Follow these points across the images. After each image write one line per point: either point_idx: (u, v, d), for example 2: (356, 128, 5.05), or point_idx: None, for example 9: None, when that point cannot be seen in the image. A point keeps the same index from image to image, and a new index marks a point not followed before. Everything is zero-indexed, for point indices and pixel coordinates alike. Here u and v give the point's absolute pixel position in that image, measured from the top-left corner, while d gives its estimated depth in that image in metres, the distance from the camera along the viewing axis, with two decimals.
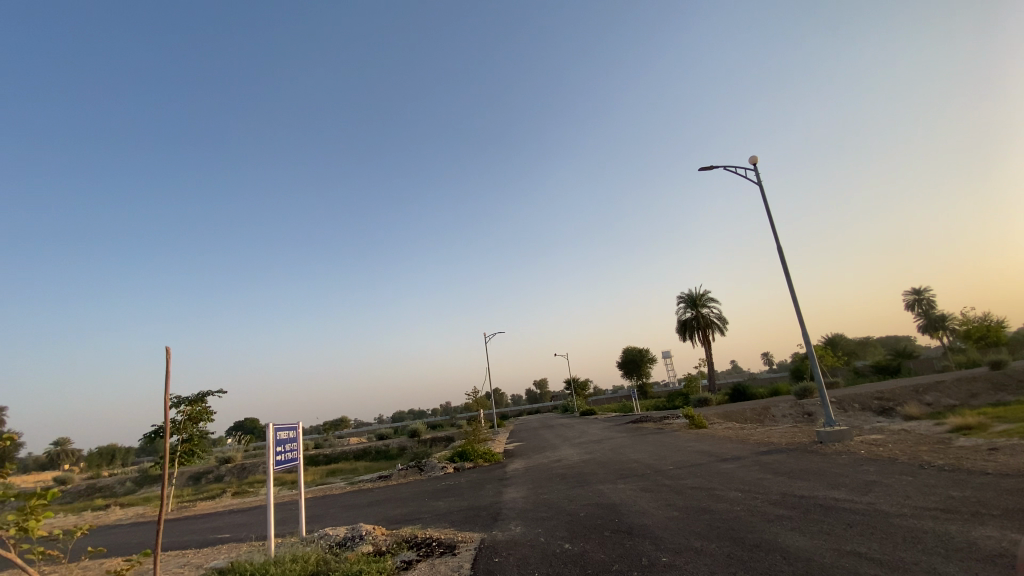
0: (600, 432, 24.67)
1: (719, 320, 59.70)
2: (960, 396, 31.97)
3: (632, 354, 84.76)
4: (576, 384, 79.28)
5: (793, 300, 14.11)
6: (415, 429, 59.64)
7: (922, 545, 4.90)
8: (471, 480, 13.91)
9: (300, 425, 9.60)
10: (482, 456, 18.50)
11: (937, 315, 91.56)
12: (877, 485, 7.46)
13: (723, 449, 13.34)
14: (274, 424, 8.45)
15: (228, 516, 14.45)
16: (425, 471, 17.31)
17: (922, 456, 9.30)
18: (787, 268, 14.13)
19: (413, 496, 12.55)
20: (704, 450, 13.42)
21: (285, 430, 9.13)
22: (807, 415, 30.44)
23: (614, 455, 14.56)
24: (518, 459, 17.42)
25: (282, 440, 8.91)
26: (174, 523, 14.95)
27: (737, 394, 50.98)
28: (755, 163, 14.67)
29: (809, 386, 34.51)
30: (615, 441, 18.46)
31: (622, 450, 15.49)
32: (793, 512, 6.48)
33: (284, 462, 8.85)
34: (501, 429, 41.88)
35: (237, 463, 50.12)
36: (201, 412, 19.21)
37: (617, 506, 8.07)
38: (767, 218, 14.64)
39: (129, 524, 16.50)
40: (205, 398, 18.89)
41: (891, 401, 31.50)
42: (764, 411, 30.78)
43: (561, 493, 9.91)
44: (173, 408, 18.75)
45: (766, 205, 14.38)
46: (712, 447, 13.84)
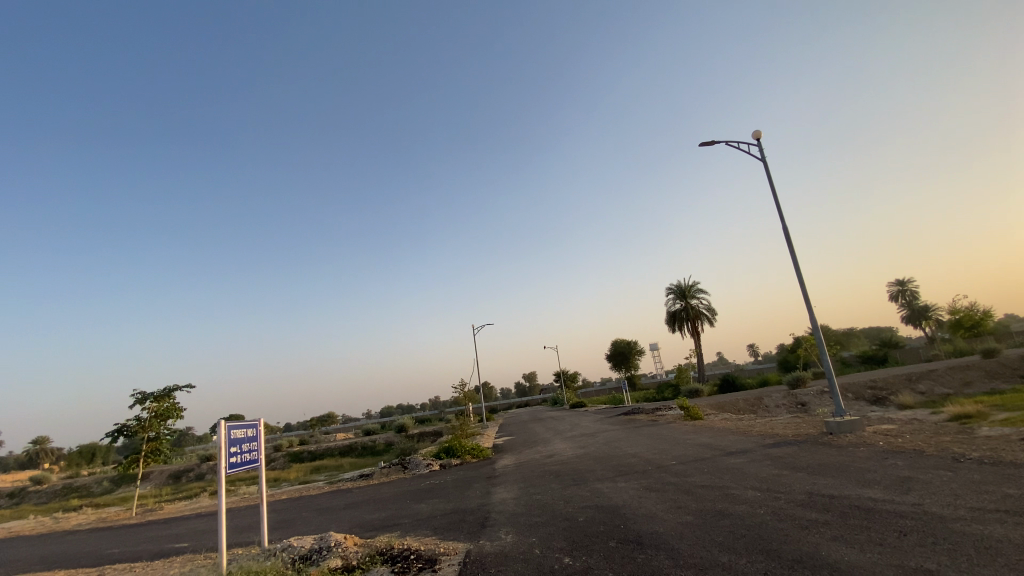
0: (592, 425, 23.83)
1: (708, 311, 59.22)
2: (953, 385, 31.73)
3: (621, 346, 84.45)
4: (565, 377, 78.51)
5: (800, 283, 13.23)
6: (401, 425, 58.56)
7: (1005, 560, 4.03)
8: (456, 479, 12.91)
9: (263, 424, 8.47)
10: (470, 452, 17.53)
11: (921, 306, 92.33)
12: (914, 482, 6.60)
13: (727, 442, 12.47)
14: (228, 422, 7.34)
15: (192, 520, 13.34)
16: (409, 469, 16.28)
17: (951, 447, 8.55)
18: (794, 248, 13.31)
19: (393, 498, 11.50)
20: (707, 444, 12.53)
21: (245, 428, 8.00)
22: (801, 405, 29.95)
23: (610, 449, 13.69)
24: (508, 455, 16.48)
25: (238, 441, 7.74)
26: (134, 529, 13.76)
27: (727, 385, 50.57)
28: (759, 138, 13.75)
29: (802, 376, 34.06)
30: (609, 435, 17.56)
31: (617, 444, 14.64)
32: (829, 517, 5.58)
33: (242, 465, 7.72)
34: (489, 423, 40.98)
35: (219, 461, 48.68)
36: (167, 408, 18.07)
37: (620, 510, 7.12)
38: (771, 197, 13.79)
39: (89, 529, 15.29)
40: (172, 392, 17.78)
41: (884, 390, 31.16)
42: (759, 402, 30.17)
43: (556, 493, 8.96)
44: (137, 405, 17.55)
45: (771, 183, 13.46)
46: (714, 440, 13.00)
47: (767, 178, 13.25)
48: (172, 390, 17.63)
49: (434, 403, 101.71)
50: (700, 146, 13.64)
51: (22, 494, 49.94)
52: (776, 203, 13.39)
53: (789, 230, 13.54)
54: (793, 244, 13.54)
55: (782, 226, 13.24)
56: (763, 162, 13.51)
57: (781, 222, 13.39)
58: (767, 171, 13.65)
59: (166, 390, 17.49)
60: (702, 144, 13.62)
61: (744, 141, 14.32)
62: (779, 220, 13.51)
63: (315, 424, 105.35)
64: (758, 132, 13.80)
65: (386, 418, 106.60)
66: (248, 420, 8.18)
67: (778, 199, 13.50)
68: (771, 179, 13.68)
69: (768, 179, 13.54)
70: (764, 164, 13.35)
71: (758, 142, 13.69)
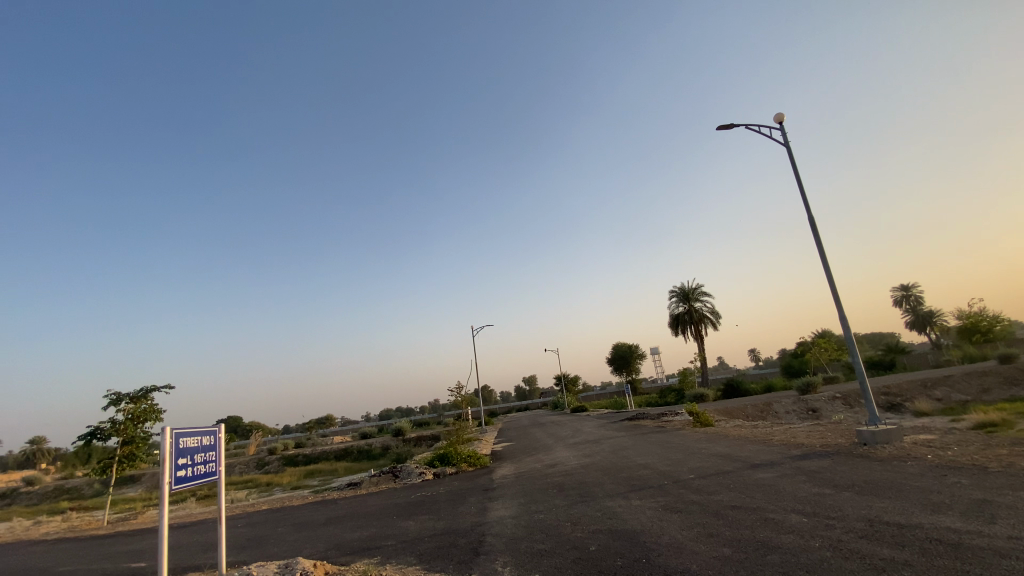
0: (595, 431, 22.67)
1: (712, 314, 58.09)
2: (970, 391, 30.55)
3: (622, 350, 83.24)
4: (566, 380, 77.26)
5: (829, 279, 12.08)
6: (399, 428, 57.30)
7: None
8: (450, 491, 11.77)
9: (224, 430, 7.24)
10: (466, 460, 16.38)
11: (926, 312, 91.05)
12: (996, 507, 5.49)
13: (749, 452, 11.35)
14: (173, 430, 6.16)
15: (160, 534, 12.20)
16: (400, 478, 15.10)
17: (1015, 463, 7.46)
18: (821, 239, 12.21)
19: (378, 513, 10.34)
20: (727, 454, 11.38)
21: (200, 437, 6.76)
22: (812, 411, 28.85)
23: (618, 459, 12.55)
24: (507, 463, 15.33)
25: (188, 451, 6.49)
26: (98, 542, 12.59)
27: (732, 390, 49.38)
28: (782, 121, 12.66)
29: (812, 381, 32.89)
30: (616, 443, 16.42)
31: (625, 453, 13.48)
32: (908, 555, 4.46)
33: (191, 480, 6.45)
34: (487, 427, 39.74)
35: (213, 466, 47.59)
36: (145, 410, 17.01)
37: (640, 537, 6.00)
38: (795, 184, 12.71)
39: (53, 539, 14.11)
40: (150, 393, 16.73)
41: (899, 397, 29.96)
42: (768, 408, 29.06)
43: (562, 512, 7.83)
44: (112, 407, 16.47)
45: (796, 169, 12.34)
46: (733, 450, 11.88)
47: (792, 163, 12.14)
48: (150, 391, 16.58)
49: (433, 407, 100.44)
50: (718, 128, 12.54)
51: (10, 496, 48.73)
52: (802, 192, 12.24)
53: (815, 221, 12.41)
54: (819, 237, 12.41)
55: (808, 216, 12.10)
56: (787, 146, 12.39)
57: (807, 212, 12.26)
58: (791, 156, 12.54)
59: (144, 391, 16.43)
60: (720, 127, 12.52)
61: (765, 124, 13.23)
62: (804, 210, 12.37)
63: (313, 426, 104.12)
64: (780, 115, 12.71)
65: (386, 421, 105.30)
66: (204, 426, 6.94)
67: (802, 188, 12.37)
68: (795, 165, 12.57)
69: (792, 165, 12.44)
70: (787, 149, 12.25)
71: (781, 125, 12.59)
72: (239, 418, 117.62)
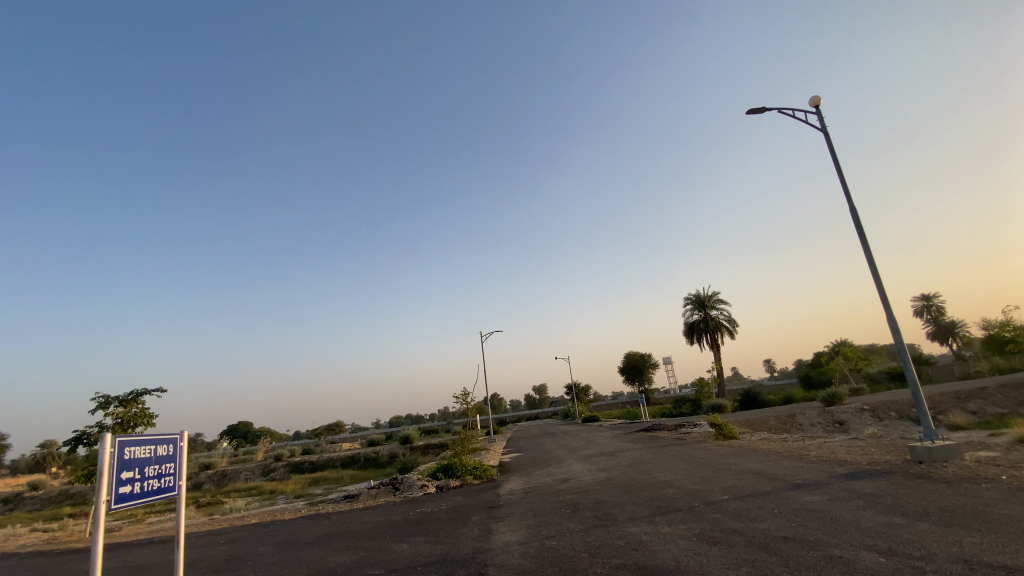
0: (610, 442, 21.41)
1: (729, 322, 56.50)
2: (1006, 404, 28.76)
3: (634, 359, 81.59)
4: (577, 390, 75.81)
5: (875, 276, 10.87)
6: (406, 436, 56.18)
7: None
8: (453, 507, 10.71)
9: (187, 438, 6.19)
10: (471, 473, 15.29)
11: (948, 322, 88.23)
12: None
13: (787, 469, 10.13)
14: (118, 438, 5.18)
15: (135, 551, 11.19)
16: (400, 491, 13.99)
17: None
18: (865, 233, 11.02)
19: (370, 533, 9.27)
20: (762, 471, 10.16)
21: (157, 446, 5.75)
22: (838, 424, 27.34)
23: (638, 475, 11.40)
24: (515, 477, 14.20)
25: (138, 463, 5.48)
26: (73, 556, 11.67)
27: (750, 401, 47.71)
28: (819, 104, 11.54)
29: (838, 392, 31.32)
30: (634, 456, 15.23)
31: (645, 469, 12.30)
32: None
33: (139, 497, 5.42)
34: (496, 437, 38.49)
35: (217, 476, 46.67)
36: (134, 414, 16.21)
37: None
38: (836, 172, 11.56)
39: (28, 552, 13.20)
40: (140, 396, 15.96)
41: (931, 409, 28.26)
42: (791, 420, 27.62)
43: (579, 540, 6.68)
44: (100, 410, 15.69)
45: (836, 156, 11.19)
46: (769, 467, 10.64)
47: (832, 149, 11.00)
48: (142, 394, 15.90)
49: (442, 414, 99.47)
50: (748, 112, 11.44)
51: (15, 500, 48.28)
52: (842, 180, 11.10)
53: (858, 213, 11.24)
54: (863, 230, 11.22)
55: (851, 206, 10.91)
56: (825, 131, 11.25)
57: (848, 203, 11.09)
58: (829, 142, 11.38)
59: (136, 394, 15.75)
60: (752, 110, 11.44)
61: (799, 109, 12.08)
62: (846, 201, 11.18)
63: (322, 432, 103.40)
64: (817, 97, 11.57)
65: (394, 428, 104.47)
66: (164, 432, 5.93)
67: (843, 176, 11.18)
68: (834, 152, 11.41)
69: (832, 152, 11.31)
70: (826, 133, 11.11)
71: (818, 109, 11.47)
72: (250, 423, 117.52)
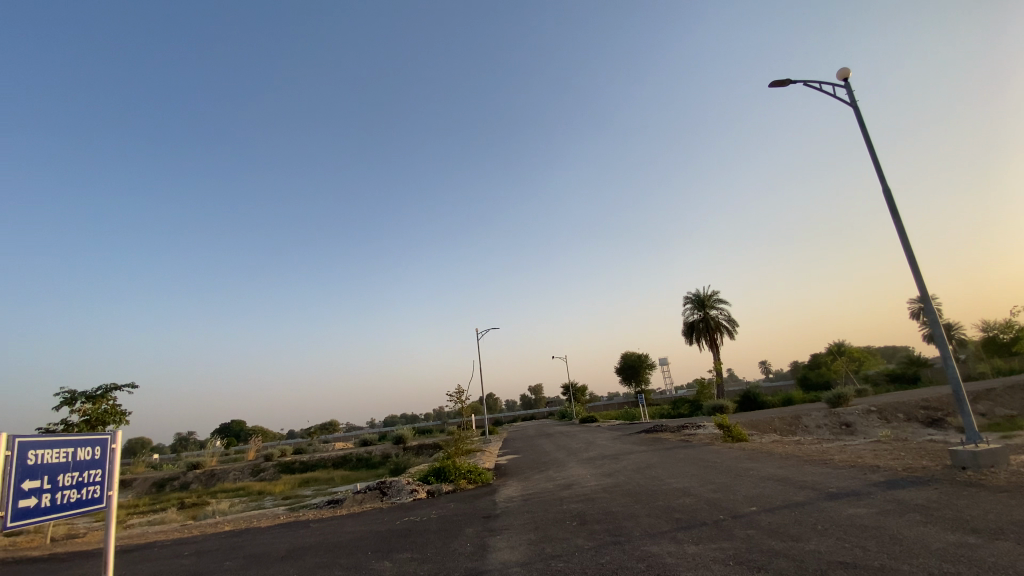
0: (612, 444, 20.41)
1: (728, 322, 55.72)
2: (1016, 407, 27.94)
3: (631, 359, 80.67)
4: (573, 390, 74.75)
5: (912, 263, 9.90)
6: (399, 436, 54.99)
7: None
8: (445, 516, 9.68)
9: (120, 439, 5.18)
10: (465, 477, 14.25)
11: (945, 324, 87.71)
12: None
13: (815, 477, 9.12)
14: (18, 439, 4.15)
15: (92, 562, 10.13)
16: (387, 497, 12.90)
17: None
18: (900, 215, 10.06)
19: (348, 548, 8.22)
20: (787, 478, 9.17)
21: (78, 449, 4.74)
22: (846, 426, 26.47)
23: (648, 481, 10.41)
24: (513, 481, 13.20)
25: (47, 471, 4.44)
26: (22, 565, 10.58)
27: (749, 402, 46.87)
28: (847, 78, 10.62)
29: (844, 393, 30.42)
30: (640, 460, 14.21)
31: (654, 474, 11.30)
32: None
33: (48, 512, 4.40)
34: (492, 438, 37.50)
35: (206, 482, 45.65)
36: (103, 412, 15.14)
37: None
38: (866, 150, 10.64)
39: None
40: (111, 392, 14.91)
41: (940, 411, 27.41)
42: (796, 421, 26.73)
43: (589, 561, 5.65)
44: (66, 407, 14.59)
45: (867, 132, 10.27)
46: (793, 473, 9.65)
47: (863, 123, 10.10)
48: (113, 390, 14.86)
49: (437, 414, 98.26)
50: (771, 84, 10.50)
51: None
52: (874, 156, 10.17)
53: (891, 193, 10.29)
54: (897, 213, 10.26)
55: (885, 187, 9.99)
56: (856, 104, 10.32)
57: (881, 182, 10.14)
58: (859, 117, 10.42)
59: (106, 389, 14.74)
60: (774, 82, 10.52)
61: (825, 83, 11.14)
62: (878, 181, 10.23)
63: (315, 432, 101.84)
64: (845, 70, 10.66)
65: (388, 428, 103.32)
66: (90, 434, 4.92)
67: (875, 155, 10.23)
68: (865, 129, 10.45)
69: (862, 128, 10.40)
70: (856, 107, 10.19)
71: (846, 82, 10.57)
72: (243, 421, 116.03)
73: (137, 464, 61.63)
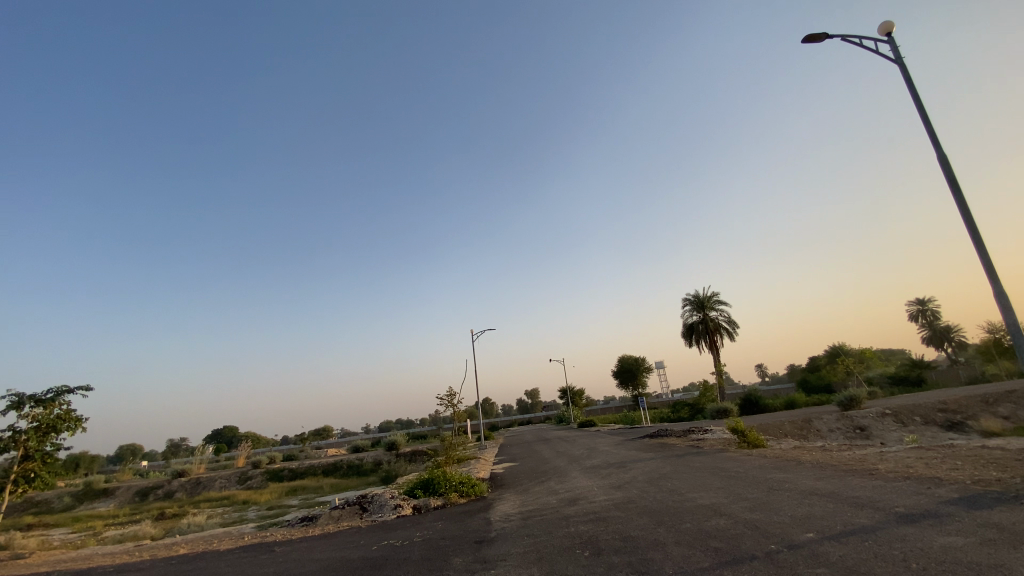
0: (618, 451, 18.99)
1: (729, 324, 54.43)
2: None
3: (628, 363, 79.37)
4: (571, 393, 73.18)
5: (977, 242, 8.51)
6: (392, 442, 53.33)
7: None
8: (431, 540, 8.23)
9: None
10: (456, 490, 12.76)
11: (943, 327, 86.79)
12: None
13: (867, 493, 7.70)
14: None
15: None
16: (367, 514, 11.38)
17: None
18: (960, 186, 8.69)
19: None
20: (835, 494, 7.74)
21: None
22: (860, 430, 25.09)
23: (669, 497, 8.96)
24: (510, 494, 11.75)
25: None
26: None
27: (752, 405, 45.48)
28: (891, 32, 9.30)
29: (856, 395, 29.06)
30: (651, 470, 12.73)
31: (673, 488, 9.88)
32: None
33: None
34: (488, 443, 35.97)
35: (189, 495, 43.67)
36: (56, 418, 13.66)
37: None
38: (917, 113, 9.33)
39: None
40: (65, 396, 13.46)
41: (959, 414, 26.09)
42: (807, 425, 25.39)
43: None
44: (12, 412, 13.10)
45: (916, 91, 8.97)
46: (839, 487, 8.23)
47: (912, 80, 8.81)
48: (65, 393, 13.38)
49: (432, 419, 96.42)
50: (804, 40, 9.22)
51: None
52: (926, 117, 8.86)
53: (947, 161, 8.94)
54: (954, 184, 8.89)
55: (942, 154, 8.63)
56: (902, 62, 9.04)
57: (936, 148, 8.80)
58: (907, 76, 9.09)
59: (58, 392, 13.28)
60: (808, 37, 9.22)
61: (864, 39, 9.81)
62: (931, 149, 8.86)
63: (308, 437, 99.85)
64: (889, 24, 9.34)
65: (382, 433, 101.18)
66: None
67: (927, 120, 8.90)
68: (913, 90, 9.13)
69: (911, 87, 9.09)
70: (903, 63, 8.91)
71: (890, 36, 9.26)
72: (235, 426, 113.97)
73: (122, 472, 59.47)
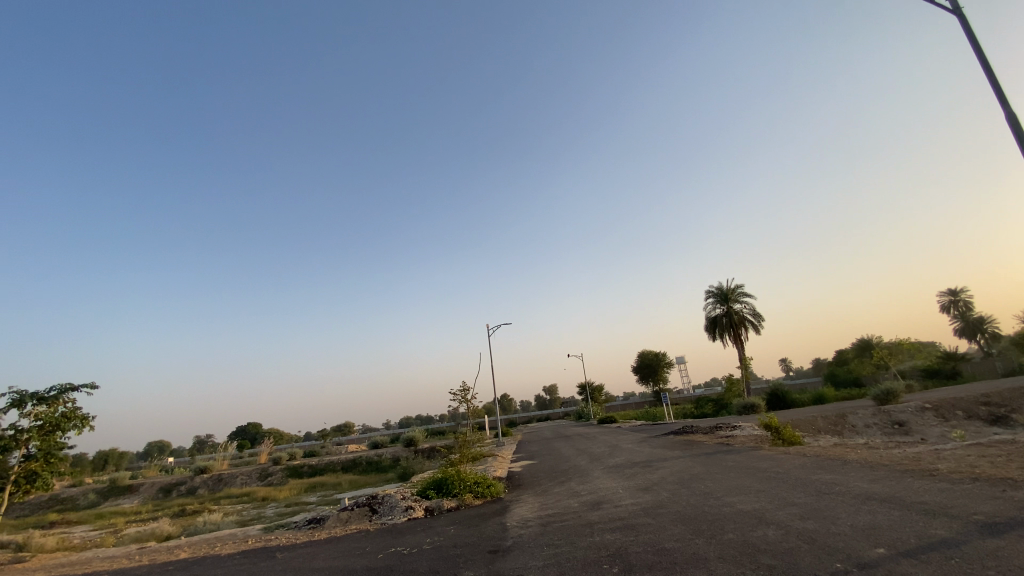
0: (642, 449, 18.09)
1: (754, 316, 52.82)
2: None
3: (648, 358, 77.95)
4: (590, 389, 72.11)
5: None
6: (410, 438, 53.05)
7: None
8: (442, 547, 7.50)
9: None
10: (471, 490, 12.03)
11: (976, 318, 83.29)
12: None
13: (935, 498, 6.73)
14: None
15: None
16: (377, 516, 10.72)
17: None
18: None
19: None
20: (897, 499, 6.78)
21: None
22: (898, 425, 23.77)
23: (704, 502, 8.10)
24: (529, 496, 10.98)
25: None
26: None
27: (778, 400, 43.96)
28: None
29: (893, 389, 27.61)
30: (680, 470, 11.83)
31: (707, 491, 8.97)
32: None
33: None
34: (506, 441, 35.29)
35: (210, 492, 43.91)
36: (60, 416, 13.38)
37: None
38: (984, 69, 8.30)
39: None
40: (67, 394, 13.12)
41: (1005, 406, 24.53)
42: (841, 420, 24.12)
43: None
44: (15, 411, 12.82)
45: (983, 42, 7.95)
46: (899, 491, 7.26)
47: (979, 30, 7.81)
48: (68, 391, 13.07)
49: (451, 415, 96.30)
50: None
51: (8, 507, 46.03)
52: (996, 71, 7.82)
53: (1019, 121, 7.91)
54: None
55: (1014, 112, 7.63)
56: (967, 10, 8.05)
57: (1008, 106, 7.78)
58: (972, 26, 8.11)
59: (61, 391, 12.98)
60: None
61: None
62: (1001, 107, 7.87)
63: (329, 433, 100.69)
64: None
65: (402, 429, 101.48)
66: None
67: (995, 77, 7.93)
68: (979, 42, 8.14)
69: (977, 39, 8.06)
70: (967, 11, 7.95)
71: None
72: (259, 424, 115.33)
73: (148, 468, 60.45)
